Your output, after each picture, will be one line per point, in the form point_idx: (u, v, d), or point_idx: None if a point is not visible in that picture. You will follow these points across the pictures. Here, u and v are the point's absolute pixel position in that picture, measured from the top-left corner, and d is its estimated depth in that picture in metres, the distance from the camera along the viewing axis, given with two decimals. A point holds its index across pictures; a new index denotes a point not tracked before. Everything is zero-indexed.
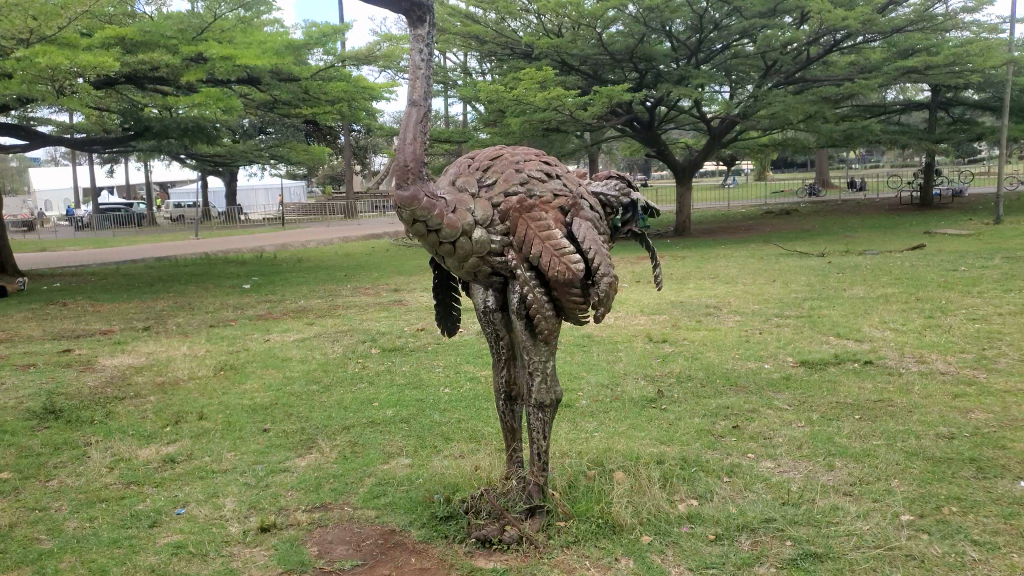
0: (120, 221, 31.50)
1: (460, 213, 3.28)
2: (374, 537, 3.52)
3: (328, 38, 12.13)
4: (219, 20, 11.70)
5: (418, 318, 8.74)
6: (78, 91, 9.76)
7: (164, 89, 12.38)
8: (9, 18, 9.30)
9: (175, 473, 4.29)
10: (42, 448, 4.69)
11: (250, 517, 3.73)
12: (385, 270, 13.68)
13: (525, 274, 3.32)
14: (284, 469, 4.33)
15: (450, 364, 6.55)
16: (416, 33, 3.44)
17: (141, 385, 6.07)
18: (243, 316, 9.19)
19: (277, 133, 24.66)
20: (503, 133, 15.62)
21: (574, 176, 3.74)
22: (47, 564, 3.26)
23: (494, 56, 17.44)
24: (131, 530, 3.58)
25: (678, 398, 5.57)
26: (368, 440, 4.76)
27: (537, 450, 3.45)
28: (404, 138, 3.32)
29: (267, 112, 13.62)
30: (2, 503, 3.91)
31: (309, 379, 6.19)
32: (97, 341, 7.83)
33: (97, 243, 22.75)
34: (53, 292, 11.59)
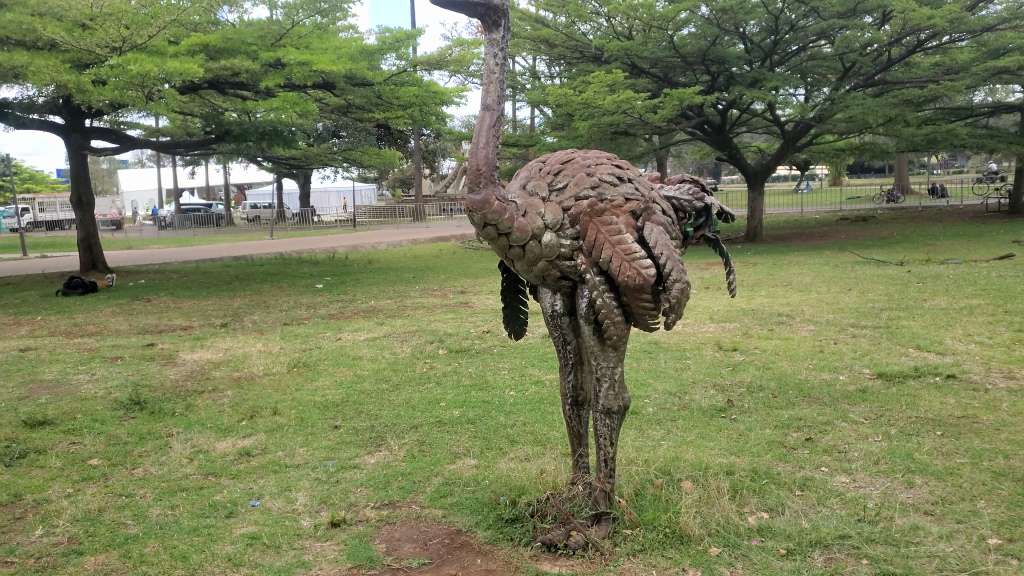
0: (201, 222, 32.77)
1: (530, 217, 3.32)
2: (440, 537, 3.55)
3: (401, 43, 12.38)
4: (297, 27, 12.03)
5: (484, 320, 8.81)
6: (165, 97, 10.22)
7: (244, 94, 12.84)
8: (105, 27, 9.83)
9: (250, 466, 4.43)
10: (129, 437, 4.91)
11: (321, 511, 3.82)
12: (452, 273, 13.83)
13: (595, 279, 3.30)
14: (354, 465, 4.43)
15: (515, 367, 6.57)
16: (491, 38, 3.49)
17: (219, 379, 6.30)
18: (315, 315, 9.43)
19: (349, 137, 25.25)
20: (571, 137, 15.60)
21: (646, 179, 3.69)
22: (132, 548, 3.41)
23: (562, 60, 17.45)
24: (209, 520, 3.70)
25: (748, 408, 5.45)
26: (435, 440, 4.82)
27: (604, 456, 3.41)
28: (478, 143, 3.38)
29: (341, 117, 13.95)
30: (92, 488, 4.11)
31: (379, 378, 6.30)
32: (178, 336, 8.16)
33: (180, 242, 23.75)
34: (138, 288, 12.13)
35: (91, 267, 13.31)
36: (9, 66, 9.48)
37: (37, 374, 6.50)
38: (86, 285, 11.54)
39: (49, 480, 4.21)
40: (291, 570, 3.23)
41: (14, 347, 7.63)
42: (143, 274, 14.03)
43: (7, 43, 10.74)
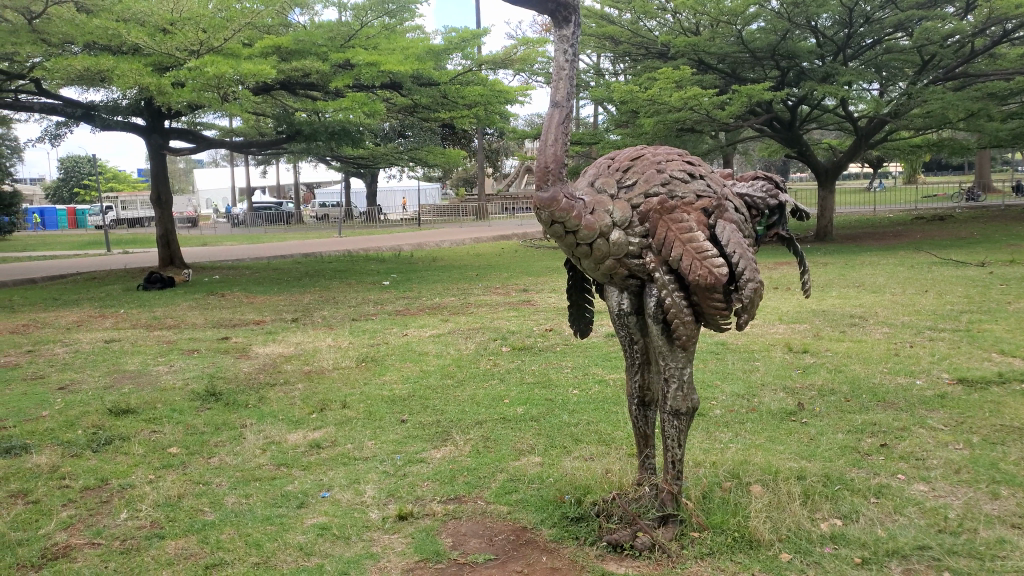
0: (271, 220, 33.79)
1: (598, 214, 3.30)
2: (506, 533, 3.57)
3: (467, 42, 12.47)
4: (365, 28, 12.25)
5: (548, 318, 8.80)
6: (240, 97, 10.55)
7: (314, 95, 13.13)
8: (184, 31, 10.24)
9: (320, 458, 4.53)
10: (205, 427, 5.09)
11: (389, 504, 3.88)
12: (515, 271, 13.87)
13: (664, 278, 3.26)
14: (420, 459, 4.48)
15: (579, 366, 6.54)
16: (561, 34, 3.49)
17: (290, 373, 6.47)
18: (382, 311, 9.58)
19: (414, 136, 25.61)
20: (636, 134, 15.42)
21: (718, 176, 3.63)
22: (210, 534, 3.53)
23: (628, 57, 17.27)
24: (282, 510, 3.81)
25: (820, 412, 5.29)
26: (499, 436, 4.84)
27: (672, 458, 3.36)
28: (546, 140, 3.39)
29: (407, 116, 14.13)
30: (172, 475, 4.28)
31: (444, 374, 6.37)
32: (251, 331, 8.42)
33: (252, 239, 24.52)
34: (213, 283, 12.55)
35: (169, 262, 13.82)
36: (96, 70, 9.91)
37: (120, 365, 6.80)
38: (165, 280, 11.98)
39: (132, 466, 4.39)
40: (360, 561, 3.29)
41: (100, 338, 8.01)
42: (217, 270, 14.50)
43: (94, 49, 11.27)
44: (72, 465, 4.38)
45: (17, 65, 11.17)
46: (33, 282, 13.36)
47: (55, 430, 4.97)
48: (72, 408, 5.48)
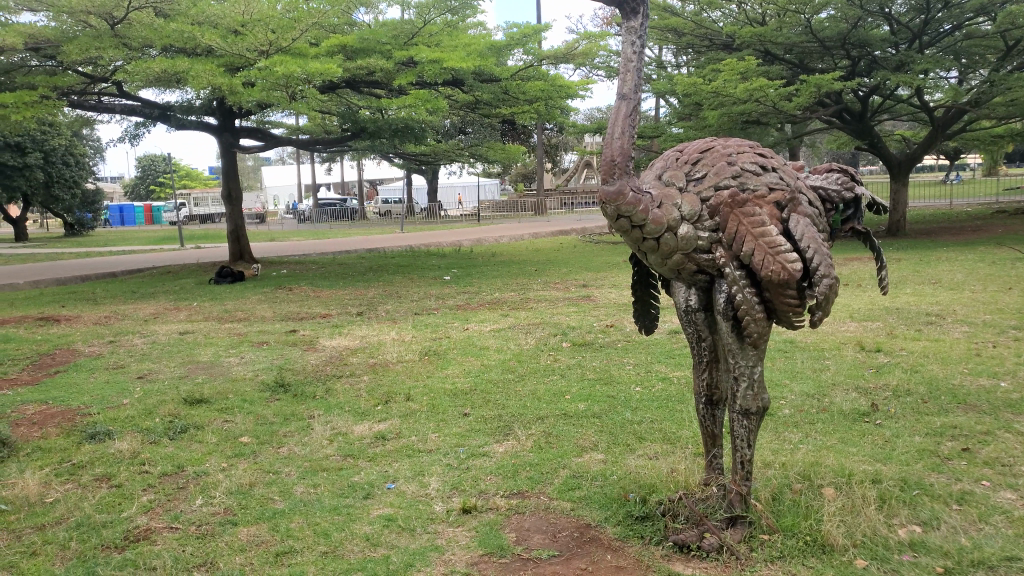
0: (336, 216, 34.58)
1: (666, 208, 3.25)
2: (570, 530, 3.54)
3: (528, 38, 12.43)
4: (428, 25, 12.34)
5: (609, 314, 8.72)
6: (307, 96, 10.77)
7: (378, 93, 13.31)
8: (255, 33, 10.54)
9: (386, 450, 4.59)
10: (274, 418, 5.21)
11: (453, 497, 3.90)
12: (574, 266, 13.81)
13: (734, 273, 3.18)
14: (483, 453, 4.49)
15: (642, 363, 6.45)
16: (629, 25, 3.48)
17: (356, 365, 6.59)
18: (444, 306, 9.66)
19: (475, 132, 25.74)
20: (699, 127, 15.14)
21: (791, 169, 3.52)
22: (280, 522, 3.61)
23: (691, 49, 16.97)
24: (348, 500, 3.87)
25: (895, 413, 5.09)
26: (562, 432, 4.82)
27: (740, 458, 3.27)
28: (612, 133, 3.35)
29: (469, 113, 14.19)
30: (244, 463, 4.40)
31: (505, 368, 6.37)
32: (318, 324, 8.60)
33: (317, 235, 25.08)
34: (281, 278, 12.86)
35: (238, 257, 14.21)
36: (172, 72, 10.25)
37: (194, 356, 7.03)
38: (235, 275, 12.35)
39: (206, 454, 4.53)
40: (425, 554, 3.31)
41: (175, 330, 8.31)
42: (285, 265, 14.86)
43: (171, 52, 11.66)
44: (150, 451, 4.55)
45: (100, 68, 11.65)
46: (112, 276, 13.95)
47: (134, 417, 5.17)
48: (150, 396, 5.69)
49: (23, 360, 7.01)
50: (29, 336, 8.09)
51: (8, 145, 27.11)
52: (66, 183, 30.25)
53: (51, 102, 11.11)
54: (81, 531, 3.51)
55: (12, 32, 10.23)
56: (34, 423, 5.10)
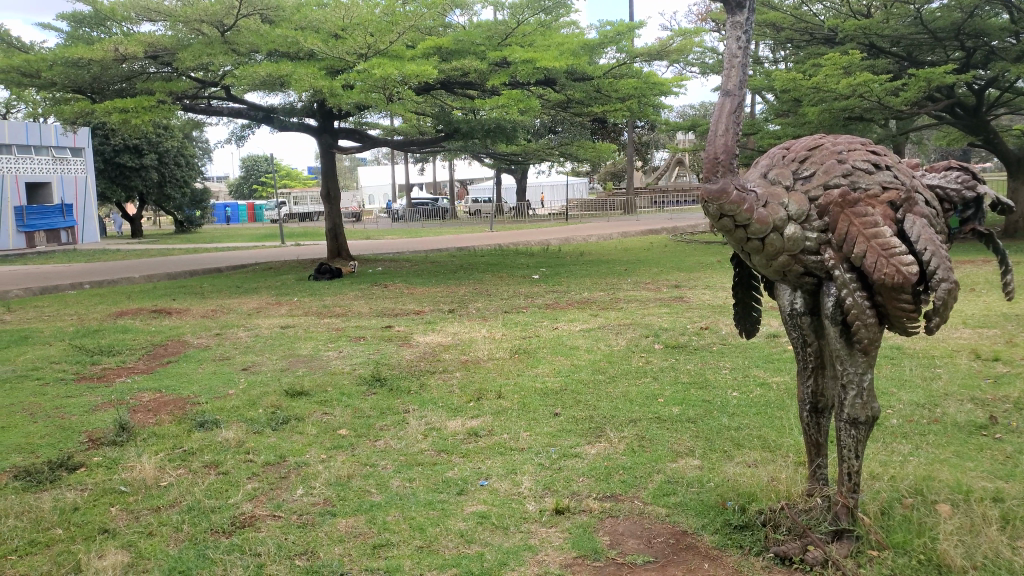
0: (427, 216, 35.31)
1: (772, 207, 3.14)
2: (665, 536, 3.48)
3: (622, 36, 12.26)
4: (522, 25, 12.32)
5: (703, 316, 8.52)
6: (404, 98, 10.99)
7: (471, 93, 13.43)
8: (354, 36, 10.82)
9: (478, 447, 4.63)
10: (371, 411, 5.35)
11: (546, 497, 3.89)
12: (666, 266, 13.59)
13: (844, 275, 3.03)
14: (575, 454, 4.46)
15: (738, 367, 6.27)
16: (734, 21, 3.39)
17: (449, 362, 6.68)
18: (533, 305, 9.67)
19: (565, 131, 25.73)
20: (798, 124, 14.61)
21: (906, 166, 3.32)
22: (377, 515, 3.69)
23: (790, 44, 16.25)
24: (443, 495, 3.92)
25: (1017, 428, 4.75)
26: (655, 435, 4.73)
27: (847, 469, 3.11)
28: (716, 130, 3.25)
29: (560, 112, 14.18)
30: (342, 455, 4.52)
31: (596, 369, 6.32)
32: (411, 320, 8.77)
33: (409, 233, 25.62)
34: (376, 275, 13.20)
35: (336, 255, 14.65)
36: (276, 76, 10.65)
37: (295, 349, 7.29)
38: (333, 271, 12.74)
39: (307, 445, 4.69)
40: (519, 553, 3.31)
41: (278, 324, 8.65)
42: (379, 262, 15.23)
43: (275, 56, 12.16)
44: (255, 441, 4.74)
45: (211, 74, 12.27)
46: (219, 271, 14.66)
47: (240, 408, 5.41)
48: (254, 388, 5.94)
49: (139, 349, 7.44)
50: (145, 327, 8.61)
51: (125, 147, 29.32)
52: (177, 183, 31.99)
53: (166, 106, 11.77)
54: (194, 515, 3.69)
55: (133, 40, 10.89)
56: (150, 410, 5.40)
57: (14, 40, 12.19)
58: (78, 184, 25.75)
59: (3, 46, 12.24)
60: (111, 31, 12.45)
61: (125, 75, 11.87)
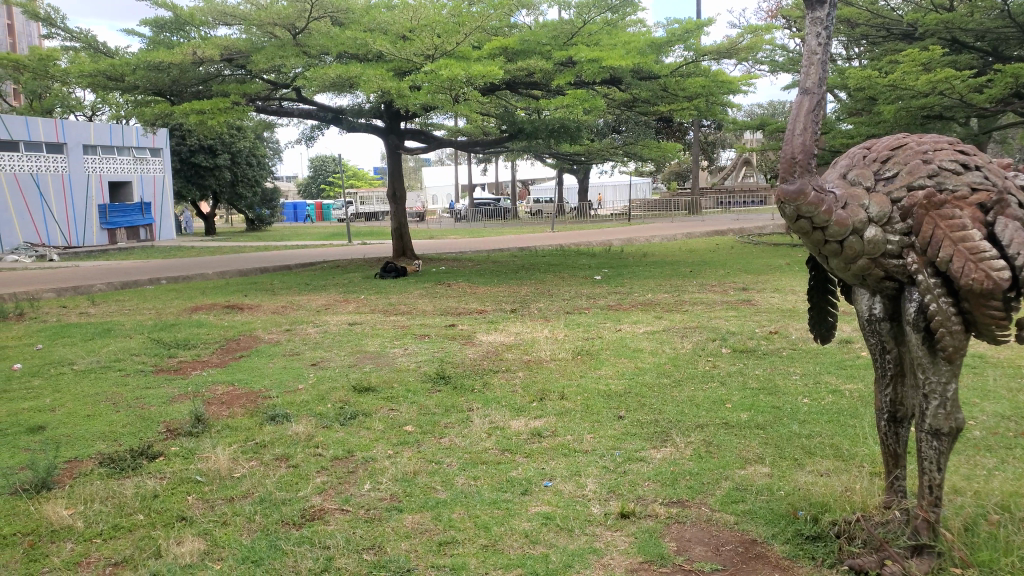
0: (489, 215, 35.58)
1: (851, 209, 3.04)
2: (734, 544, 3.40)
3: (690, 33, 12.03)
4: (588, 24, 12.28)
5: (773, 320, 8.32)
6: (470, 98, 11.07)
7: (535, 93, 13.46)
8: (422, 37, 10.94)
9: (542, 447, 4.62)
10: (436, 408, 5.40)
11: (611, 500, 3.86)
12: (733, 268, 13.33)
13: (928, 280, 2.90)
14: (640, 458, 4.41)
15: (809, 373, 6.09)
16: (815, 17, 3.30)
17: (512, 361, 6.70)
18: (595, 305, 9.62)
19: (629, 130, 25.56)
20: (873, 123, 14.14)
21: (997, 167, 3.16)
22: (442, 512, 3.72)
23: (865, 39, 15.74)
24: (507, 495, 3.92)
25: None
26: (723, 441, 4.64)
27: (928, 482, 2.96)
28: (793, 129, 3.15)
29: (625, 111, 14.08)
30: (408, 452, 4.58)
31: (660, 372, 6.24)
32: (475, 319, 8.83)
33: (473, 233, 25.83)
34: (439, 274, 13.34)
35: (401, 254, 14.87)
36: (346, 78, 10.84)
37: (362, 346, 7.43)
38: (398, 270, 12.94)
39: (374, 441, 4.76)
40: (584, 555, 3.29)
41: (345, 321, 8.83)
42: (442, 262, 15.41)
43: (345, 58, 12.42)
44: (324, 435, 4.85)
45: (282, 76, 12.60)
46: (289, 268, 15.07)
47: (310, 402, 5.53)
48: (323, 383, 6.08)
49: (214, 343, 7.70)
50: (219, 322, 8.90)
51: (201, 148, 30.37)
52: (248, 182, 32.97)
53: (240, 108, 12.13)
54: (266, 506, 3.79)
55: (210, 45, 11.28)
56: (224, 403, 5.57)
57: (100, 45, 12.75)
58: (156, 183, 26.80)
59: (90, 51, 12.82)
60: (189, 36, 12.92)
61: (202, 78, 12.29)
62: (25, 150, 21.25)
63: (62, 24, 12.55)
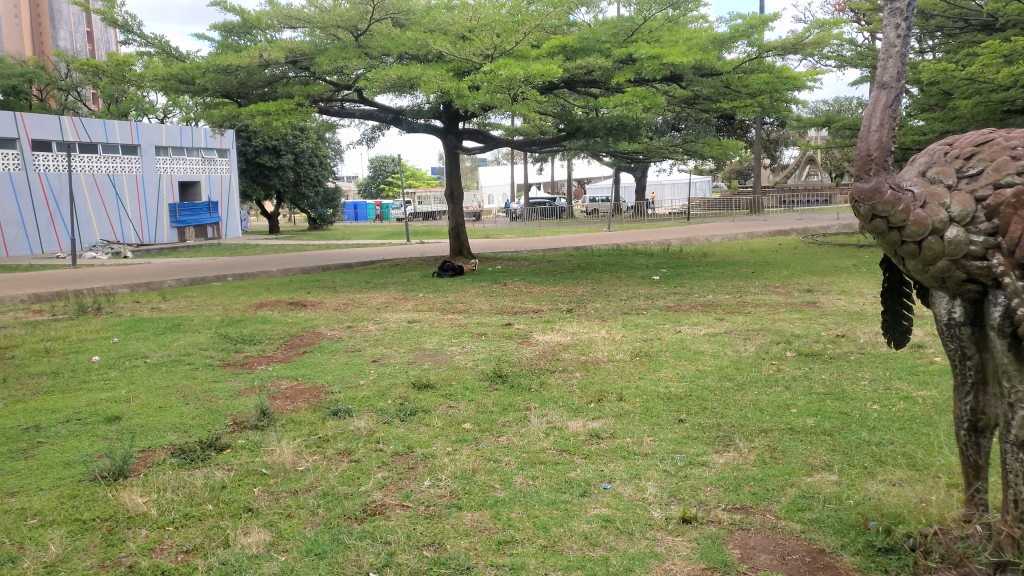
0: (546, 214, 35.58)
1: (931, 208, 2.90)
2: (801, 553, 3.31)
3: (754, 28, 11.76)
4: (649, 21, 12.17)
5: (839, 323, 8.07)
6: (528, 97, 11.06)
7: (594, 91, 13.38)
8: (482, 37, 11.01)
9: (601, 449, 4.57)
10: (494, 407, 5.41)
11: (672, 505, 3.79)
12: (797, 269, 12.99)
13: (1015, 283, 2.75)
14: (702, 462, 4.33)
15: (879, 378, 5.88)
16: (894, 8, 3.17)
17: (569, 361, 6.66)
18: (654, 306, 9.49)
19: (688, 128, 25.18)
20: (947, 119, 13.60)
21: None
22: (502, 512, 3.72)
23: (940, 32, 15.15)
24: (566, 496, 3.89)
25: None
26: (788, 447, 4.51)
27: (1013, 496, 2.82)
28: (869, 125, 3.02)
29: (685, 109, 13.89)
30: (466, 449, 4.59)
31: (722, 375, 6.11)
32: (531, 318, 8.82)
33: (529, 232, 25.83)
34: (496, 273, 13.39)
35: (458, 253, 14.98)
36: (406, 78, 10.94)
37: (420, 343, 7.50)
38: (456, 269, 13.01)
39: (433, 438, 4.79)
40: (644, 560, 3.24)
41: (404, 319, 8.93)
42: (499, 261, 15.46)
43: (405, 59, 12.54)
44: (385, 431, 4.90)
45: (344, 77, 12.83)
46: (349, 267, 15.33)
47: (370, 398, 5.61)
48: (383, 379, 6.16)
49: (278, 339, 7.88)
50: (283, 318, 9.11)
51: (265, 148, 31.17)
52: (311, 182, 33.68)
53: (304, 109, 12.38)
54: (328, 500, 3.85)
55: (275, 48, 11.56)
56: (288, 398, 5.70)
57: (173, 49, 13.20)
58: (223, 183, 27.63)
59: (164, 56, 13.29)
60: (256, 39, 13.28)
61: (268, 80, 12.60)
62: (102, 151, 22.16)
63: (138, 30, 13.03)
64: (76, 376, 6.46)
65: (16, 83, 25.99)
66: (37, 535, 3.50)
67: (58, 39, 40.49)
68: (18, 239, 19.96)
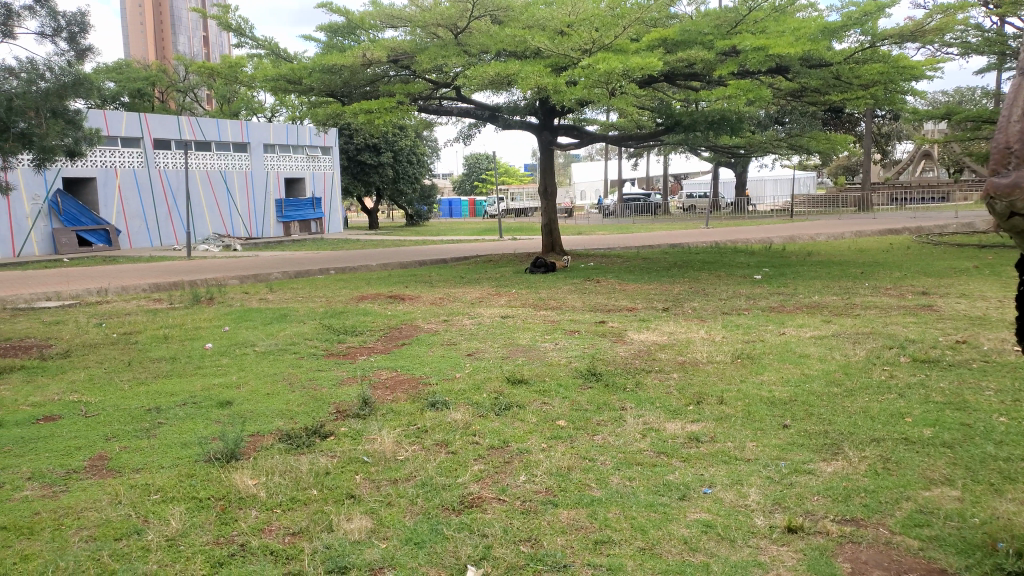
0: (641, 211, 35.04)
1: None
2: (918, 571, 3.11)
3: (869, 16, 11.11)
4: (754, 11, 11.82)
5: (959, 329, 7.55)
6: (626, 91, 10.92)
7: (695, 85, 13.07)
8: (580, 33, 10.97)
9: (700, 452, 4.45)
10: (588, 406, 5.34)
11: (776, 513, 3.64)
12: (909, 270, 12.25)
13: None
14: (809, 470, 4.14)
15: (1005, 389, 5.46)
16: None
17: (665, 362, 6.52)
18: (756, 307, 9.17)
19: (793, 123, 24.20)
20: None
21: None
22: (599, 510, 3.67)
23: None
24: (665, 499, 3.80)
25: None
26: (903, 458, 4.26)
27: None
28: (1011, 114, 2.79)
29: (791, 102, 13.35)
30: (562, 446, 4.56)
31: (830, 381, 5.83)
32: (626, 317, 8.69)
33: (625, 229, 25.51)
34: (589, 270, 13.28)
35: (551, 249, 14.96)
36: (505, 75, 10.97)
37: (514, 339, 7.51)
38: (548, 265, 12.98)
39: (528, 433, 4.79)
40: (748, 568, 3.13)
41: (498, 314, 8.99)
42: (592, 258, 15.33)
43: (503, 55, 12.62)
44: (481, 424, 4.94)
45: (443, 75, 13.03)
46: (444, 262, 15.56)
47: (466, 391, 5.66)
48: (478, 373, 6.21)
49: (378, 331, 8.07)
50: (382, 311, 9.34)
51: (366, 146, 32.06)
52: (409, 179, 34.41)
53: (404, 107, 12.67)
54: (427, 490, 3.91)
55: (378, 47, 11.84)
56: (387, 388, 5.83)
57: (282, 51, 13.75)
58: (326, 179, 28.63)
59: (273, 57, 13.85)
60: (359, 39, 13.65)
61: (370, 79, 12.94)
62: (215, 150, 23.52)
63: (250, 33, 13.64)
64: (191, 362, 6.83)
65: (141, 86, 27.79)
66: (159, 510, 3.70)
67: (178, 44, 42.58)
68: (141, 232, 21.26)
